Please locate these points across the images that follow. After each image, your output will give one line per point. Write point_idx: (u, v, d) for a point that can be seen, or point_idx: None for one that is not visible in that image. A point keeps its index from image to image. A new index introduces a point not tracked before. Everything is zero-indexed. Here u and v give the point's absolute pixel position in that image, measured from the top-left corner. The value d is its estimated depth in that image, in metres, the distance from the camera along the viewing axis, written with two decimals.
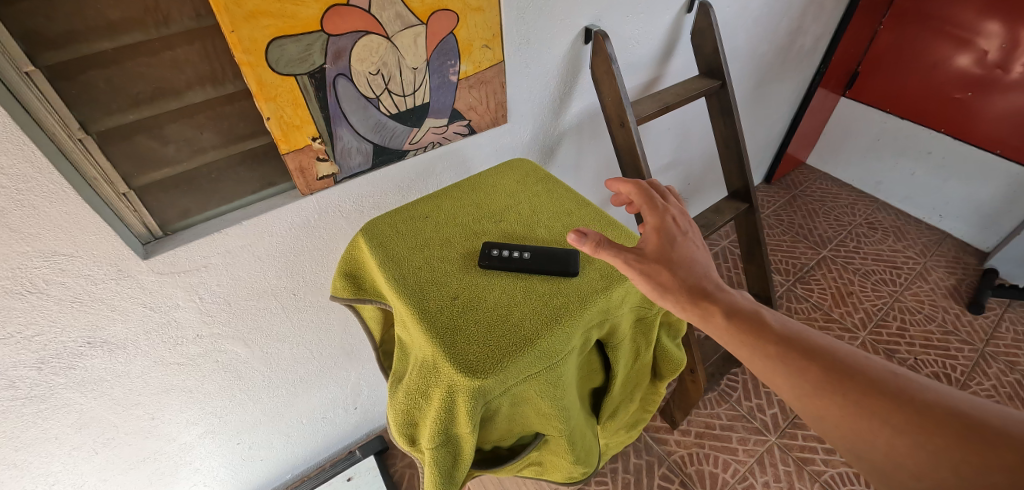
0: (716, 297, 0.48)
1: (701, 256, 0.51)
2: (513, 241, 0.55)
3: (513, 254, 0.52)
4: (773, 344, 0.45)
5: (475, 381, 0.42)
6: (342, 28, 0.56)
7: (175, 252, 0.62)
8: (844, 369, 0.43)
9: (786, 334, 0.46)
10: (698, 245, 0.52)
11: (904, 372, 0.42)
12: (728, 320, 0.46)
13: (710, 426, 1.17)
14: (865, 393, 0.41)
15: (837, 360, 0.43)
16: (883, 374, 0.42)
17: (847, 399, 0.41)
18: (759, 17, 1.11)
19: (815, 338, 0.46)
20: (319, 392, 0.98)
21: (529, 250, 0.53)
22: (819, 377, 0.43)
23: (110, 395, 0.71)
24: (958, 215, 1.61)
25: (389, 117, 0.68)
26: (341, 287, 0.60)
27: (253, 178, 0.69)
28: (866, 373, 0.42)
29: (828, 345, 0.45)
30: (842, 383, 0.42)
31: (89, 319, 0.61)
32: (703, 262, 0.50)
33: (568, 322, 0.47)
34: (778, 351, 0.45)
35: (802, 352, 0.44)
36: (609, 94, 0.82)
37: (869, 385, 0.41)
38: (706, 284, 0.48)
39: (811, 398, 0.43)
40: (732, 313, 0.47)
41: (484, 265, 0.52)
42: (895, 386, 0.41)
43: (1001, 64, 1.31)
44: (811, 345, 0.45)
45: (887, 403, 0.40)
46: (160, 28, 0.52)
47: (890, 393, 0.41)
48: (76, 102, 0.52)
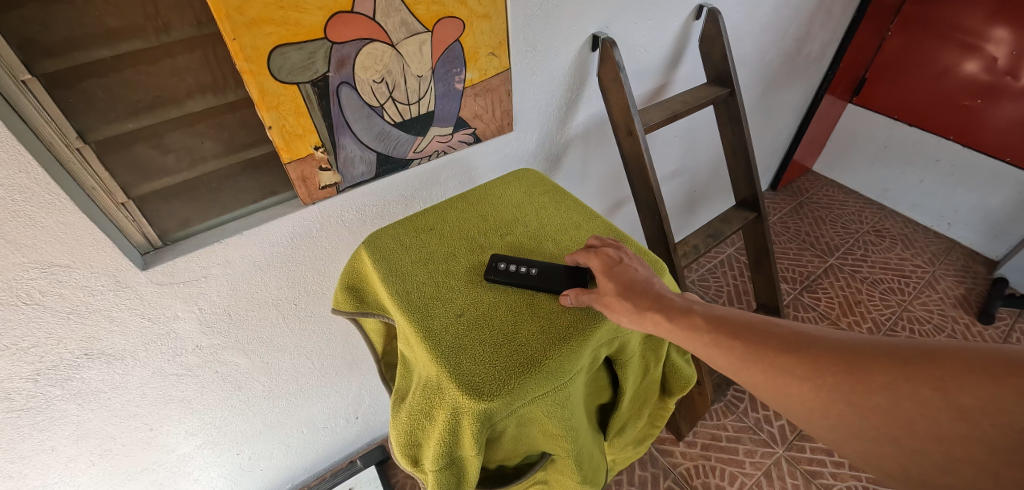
0: (661, 300, 0.46)
1: (647, 274, 0.49)
2: (518, 255, 0.54)
3: (519, 269, 0.51)
4: (717, 335, 0.44)
5: (481, 403, 0.41)
6: (346, 36, 0.55)
7: (174, 262, 0.61)
8: (782, 340, 0.42)
9: (723, 320, 0.45)
10: (642, 266, 0.50)
11: (834, 331, 0.42)
12: (676, 322, 0.45)
13: (716, 437, 1.15)
14: (804, 359, 0.40)
15: (775, 334, 0.43)
16: (815, 336, 0.42)
17: (792, 368, 0.40)
18: (768, 24, 1.10)
19: (751, 319, 0.45)
20: (320, 402, 0.96)
21: (536, 266, 0.51)
22: (761, 354, 0.42)
23: (107, 407, 0.69)
24: (967, 223, 1.59)
25: (393, 126, 0.66)
26: (344, 301, 0.58)
27: (255, 186, 0.67)
28: (802, 340, 0.42)
29: (765, 322, 0.45)
30: (782, 354, 0.41)
31: (86, 330, 0.60)
32: (644, 275, 0.48)
33: (577, 341, 0.45)
34: (723, 340, 0.44)
35: (742, 334, 0.44)
36: (616, 102, 0.81)
37: (807, 350, 0.41)
38: (648, 291, 0.46)
39: (761, 378, 0.42)
40: (674, 312, 0.45)
41: (491, 280, 0.51)
42: (829, 344, 0.41)
43: (1011, 71, 1.29)
44: (750, 326, 0.44)
45: (825, 363, 0.39)
46: (161, 36, 0.51)
47: (825, 352, 0.40)
48: (74, 111, 0.51)
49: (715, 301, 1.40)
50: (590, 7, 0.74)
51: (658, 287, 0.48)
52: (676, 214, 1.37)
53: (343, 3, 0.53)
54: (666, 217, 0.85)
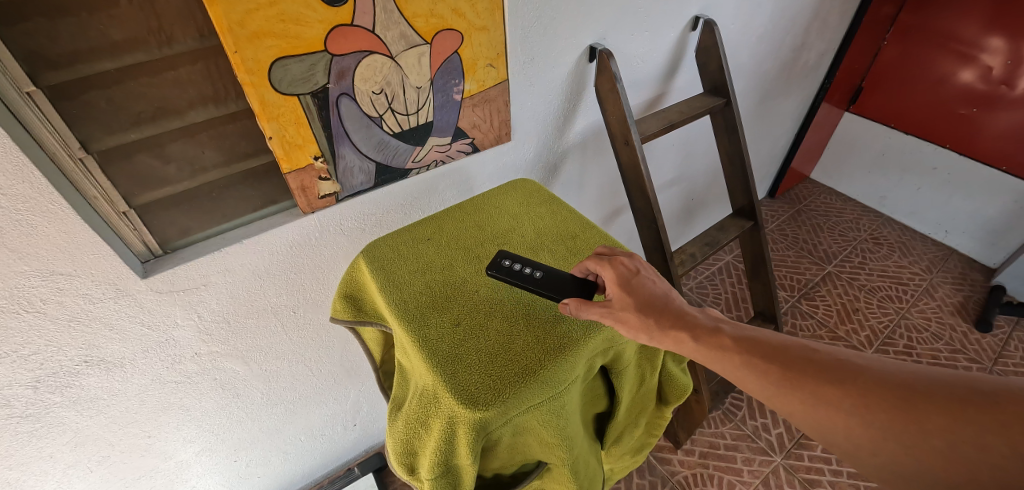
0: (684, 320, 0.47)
1: (665, 289, 0.49)
2: (515, 255, 0.54)
3: (523, 270, 0.51)
4: (749, 357, 0.44)
5: (476, 412, 0.41)
6: (346, 48, 0.56)
7: (174, 270, 0.62)
8: (826, 369, 0.42)
9: (759, 344, 0.45)
10: (661, 281, 0.50)
11: (881, 363, 0.42)
12: (702, 343, 0.45)
13: (714, 445, 1.15)
14: (851, 392, 0.40)
15: (815, 362, 0.43)
16: (860, 367, 0.42)
17: (837, 401, 0.40)
18: (763, 35, 1.11)
19: (787, 344, 0.45)
20: (319, 409, 0.96)
21: (542, 269, 0.52)
22: (802, 384, 0.42)
23: (106, 414, 0.70)
24: (964, 231, 1.60)
25: (392, 136, 0.67)
26: (341, 309, 0.59)
27: (255, 195, 0.68)
28: (846, 370, 0.42)
29: (804, 348, 0.45)
30: (827, 386, 0.41)
31: (86, 338, 0.60)
32: (664, 291, 0.48)
33: (572, 351, 0.46)
34: (759, 365, 0.44)
35: (781, 361, 0.44)
36: (613, 112, 0.82)
37: (853, 383, 0.41)
38: (666, 309, 0.47)
39: (801, 407, 0.42)
40: (702, 334, 0.46)
41: (491, 274, 0.52)
42: (878, 377, 0.40)
43: (1006, 80, 1.30)
44: (786, 351, 0.44)
45: (874, 397, 0.39)
46: (164, 48, 0.52)
47: (875, 386, 0.40)
48: (77, 121, 0.51)
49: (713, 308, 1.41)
50: (587, 20, 0.75)
51: (678, 306, 0.48)
52: (673, 222, 1.38)
53: (343, 17, 0.54)
54: (663, 226, 0.86)
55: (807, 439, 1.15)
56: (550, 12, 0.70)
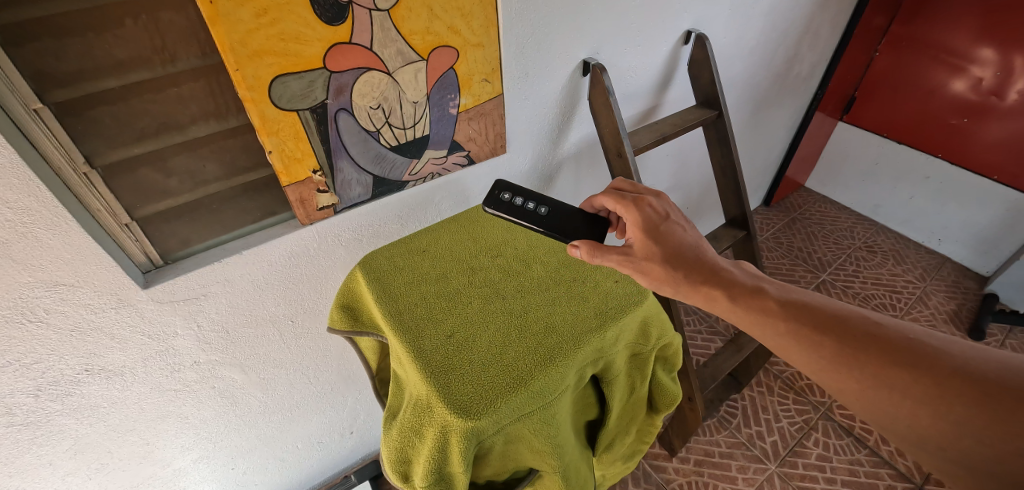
0: (718, 277, 0.51)
1: (692, 237, 0.54)
2: (513, 186, 0.62)
3: (527, 206, 0.59)
4: (799, 327, 0.47)
5: (468, 422, 0.42)
6: (344, 65, 0.58)
7: (174, 281, 0.63)
8: (892, 350, 0.43)
9: (815, 314, 0.47)
10: (688, 229, 0.55)
11: (957, 348, 0.42)
12: (740, 304, 0.50)
13: (709, 453, 1.16)
14: (922, 379, 0.41)
15: (880, 340, 0.44)
16: (928, 350, 0.42)
17: (904, 387, 0.41)
18: (755, 48, 1.13)
19: (848, 316, 0.46)
20: (316, 416, 0.97)
21: (545, 205, 0.60)
22: (863, 365, 0.43)
23: (105, 421, 0.70)
24: (957, 240, 1.62)
25: (389, 149, 0.69)
26: (338, 319, 0.60)
27: (254, 207, 0.69)
28: (916, 354, 0.42)
29: (868, 323, 0.45)
30: (892, 369, 0.42)
31: (88, 347, 0.62)
32: (692, 239, 0.54)
33: (562, 361, 0.47)
34: (811, 337, 0.46)
35: (836, 333, 0.45)
36: (606, 125, 0.84)
37: (924, 368, 0.41)
38: (693, 258, 0.52)
39: (857, 387, 0.43)
40: (743, 296, 0.50)
41: (489, 206, 0.60)
42: (951, 365, 0.41)
43: (996, 91, 1.33)
44: (845, 324, 0.46)
45: (946, 387, 0.40)
46: (167, 66, 0.54)
47: (950, 375, 0.40)
48: (82, 136, 0.53)
49: (708, 316, 1.42)
50: (580, 35, 0.77)
51: (708, 256, 0.53)
52: None
53: (342, 35, 0.56)
54: None
55: (801, 446, 1.16)
56: (544, 29, 0.72)
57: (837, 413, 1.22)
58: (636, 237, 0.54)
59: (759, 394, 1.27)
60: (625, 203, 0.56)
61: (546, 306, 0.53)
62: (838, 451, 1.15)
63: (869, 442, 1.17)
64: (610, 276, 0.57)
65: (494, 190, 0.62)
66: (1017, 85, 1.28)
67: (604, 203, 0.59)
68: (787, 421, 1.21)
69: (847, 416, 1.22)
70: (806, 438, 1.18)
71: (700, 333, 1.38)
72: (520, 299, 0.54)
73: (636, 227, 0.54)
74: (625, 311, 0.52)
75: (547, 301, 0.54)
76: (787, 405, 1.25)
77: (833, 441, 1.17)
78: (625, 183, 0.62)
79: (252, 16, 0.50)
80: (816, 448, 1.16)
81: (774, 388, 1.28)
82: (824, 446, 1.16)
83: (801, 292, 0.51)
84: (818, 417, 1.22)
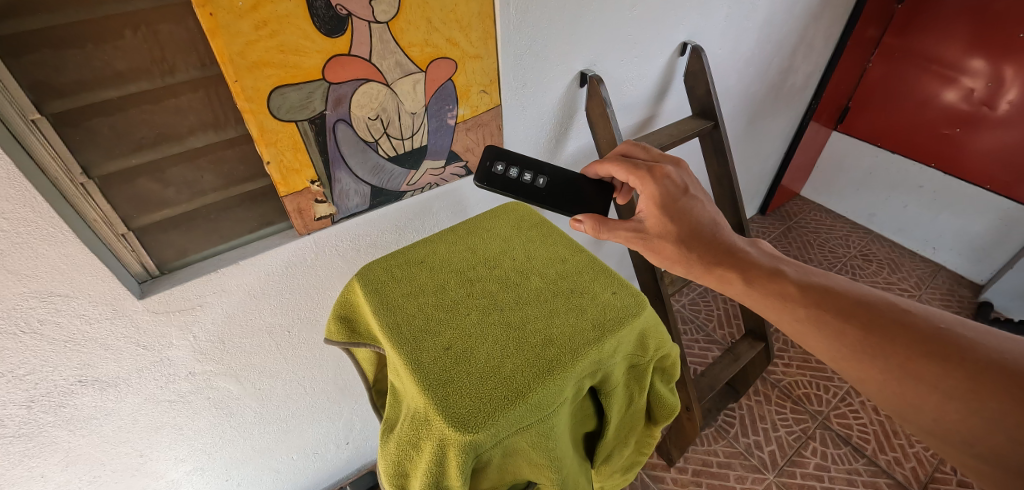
0: (733, 257, 0.54)
1: (707, 213, 0.57)
2: (503, 154, 0.64)
3: (527, 179, 0.63)
4: (820, 312, 0.48)
5: (466, 435, 0.42)
6: (343, 77, 0.58)
7: (170, 291, 0.63)
8: (920, 340, 0.43)
9: (839, 300, 0.48)
10: (704, 203, 0.57)
11: (995, 340, 0.41)
12: (755, 285, 0.52)
13: (707, 463, 1.15)
14: (953, 372, 0.40)
15: (908, 328, 0.44)
16: (961, 343, 0.41)
17: (933, 380, 0.41)
18: (750, 59, 1.15)
19: (874, 303, 0.47)
20: (311, 427, 0.96)
21: (543, 176, 0.63)
22: (887, 354, 0.44)
23: (99, 433, 0.70)
24: (951, 248, 1.63)
25: (387, 159, 0.69)
26: (336, 331, 0.60)
27: (252, 217, 0.69)
28: (946, 345, 0.42)
29: (897, 311, 0.45)
30: (920, 361, 0.42)
31: (82, 358, 0.61)
32: (707, 216, 0.56)
33: (560, 374, 0.47)
34: (833, 324, 0.47)
35: (861, 319, 0.46)
36: (604, 135, 0.85)
37: (955, 360, 0.41)
38: (706, 235, 0.56)
39: (880, 377, 0.44)
40: (760, 279, 0.52)
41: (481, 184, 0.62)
42: (987, 358, 0.40)
43: (987, 101, 1.34)
44: (874, 311, 0.46)
45: (979, 380, 0.39)
46: (166, 77, 0.54)
47: (984, 369, 0.39)
48: (80, 147, 0.53)
49: (705, 325, 1.42)
50: (578, 47, 0.78)
51: (722, 234, 0.56)
52: None
53: (341, 47, 0.56)
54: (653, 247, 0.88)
55: (799, 456, 1.16)
56: (542, 41, 0.73)
57: (834, 422, 1.22)
58: (652, 212, 0.57)
59: (756, 403, 1.27)
60: (642, 174, 0.58)
61: (544, 318, 0.53)
62: (836, 460, 1.15)
63: (867, 451, 1.17)
64: (608, 287, 0.57)
65: (486, 162, 0.63)
66: (1009, 95, 1.29)
67: (618, 172, 0.60)
68: (785, 430, 1.21)
69: (844, 425, 1.22)
70: (804, 447, 1.18)
71: (698, 342, 1.38)
72: (519, 311, 0.54)
73: (653, 202, 0.57)
74: (622, 322, 0.52)
75: (545, 313, 0.54)
76: (784, 414, 1.25)
77: (831, 450, 1.17)
78: (640, 149, 0.63)
79: (252, 28, 0.50)
80: (814, 458, 1.16)
81: (771, 397, 1.28)
82: (822, 455, 1.16)
83: (824, 276, 0.52)
84: (816, 426, 1.22)
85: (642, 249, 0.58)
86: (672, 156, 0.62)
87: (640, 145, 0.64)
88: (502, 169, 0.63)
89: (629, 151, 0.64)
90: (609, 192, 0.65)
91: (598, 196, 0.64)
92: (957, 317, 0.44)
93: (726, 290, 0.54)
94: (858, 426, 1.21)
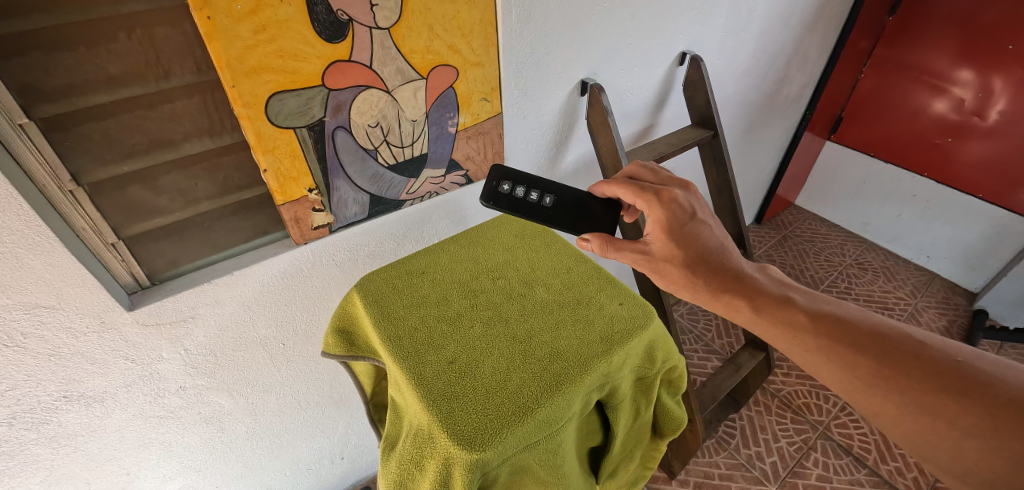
0: (742, 285, 0.53)
1: (715, 238, 0.56)
2: (511, 172, 0.62)
3: (535, 199, 0.61)
4: (832, 344, 0.47)
5: (472, 454, 0.40)
6: (343, 83, 0.57)
7: (161, 302, 0.61)
8: (937, 375, 0.42)
9: (852, 331, 0.47)
10: (712, 228, 0.56)
11: (1016, 376, 0.40)
12: (764, 314, 0.51)
13: (708, 475, 1.14)
14: (972, 408, 0.40)
15: (924, 361, 0.43)
16: (980, 379, 0.41)
17: (951, 417, 0.40)
18: (747, 69, 1.15)
19: (887, 334, 0.46)
20: (305, 443, 0.93)
21: (550, 195, 0.62)
22: (902, 389, 0.43)
23: (83, 451, 0.67)
24: (945, 256, 1.64)
25: (386, 168, 0.68)
26: (334, 344, 0.58)
27: (246, 226, 0.68)
28: (963, 379, 0.41)
29: (912, 343, 0.45)
30: (936, 395, 0.41)
31: (67, 373, 0.58)
32: (716, 242, 0.55)
33: (569, 388, 0.45)
34: (847, 356, 0.46)
35: (874, 350, 0.45)
36: (605, 144, 0.84)
37: (975, 397, 0.40)
38: (713, 261, 0.55)
39: (895, 411, 0.43)
40: (769, 307, 0.51)
41: (488, 204, 0.60)
42: (1008, 395, 0.39)
43: (978, 111, 1.36)
44: (889, 343, 0.45)
45: (999, 418, 0.38)
46: (160, 82, 0.52)
47: (1004, 406, 0.39)
48: (70, 153, 0.51)
49: (703, 335, 1.42)
50: (579, 56, 0.78)
51: (730, 261, 0.55)
52: None
53: (342, 53, 0.55)
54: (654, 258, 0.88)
55: (801, 467, 1.15)
56: (544, 48, 0.72)
57: (835, 432, 1.21)
58: (659, 236, 0.56)
59: (756, 413, 1.26)
60: (649, 197, 0.56)
61: (550, 331, 0.52)
62: (838, 471, 1.14)
63: (868, 461, 1.16)
64: (614, 298, 0.56)
65: (493, 181, 0.61)
66: (998, 105, 1.31)
67: (624, 194, 0.59)
68: (786, 440, 1.20)
69: (844, 435, 1.21)
70: (806, 458, 1.17)
71: (697, 351, 1.37)
72: (523, 322, 0.53)
73: (660, 227, 0.55)
74: (631, 335, 0.51)
75: (551, 325, 0.52)
76: (785, 424, 1.24)
77: (832, 461, 1.16)
78: (647, 171, 0.61)
79: (251, 33, 0.49)
80: (816, 469, 1.14)
81: (771, 407, 1.28)
82: (824, 466, 1.15)
83: (834, 305, 0.51)
84: (816, 436, 1.21)
85: (647, 270, 0.58)
86: (680, 178, 0.60)
87: (647, 166, 0.62)
88: (508, 188, 0.61)
89: (636, 172, 0.62)
90: (618, 211, 0.63)
91: (606, 214, 0.62)
92: (975, 351, 0.43)
93: (734, 316, 0.54)
94: (858, 436, 1.20)
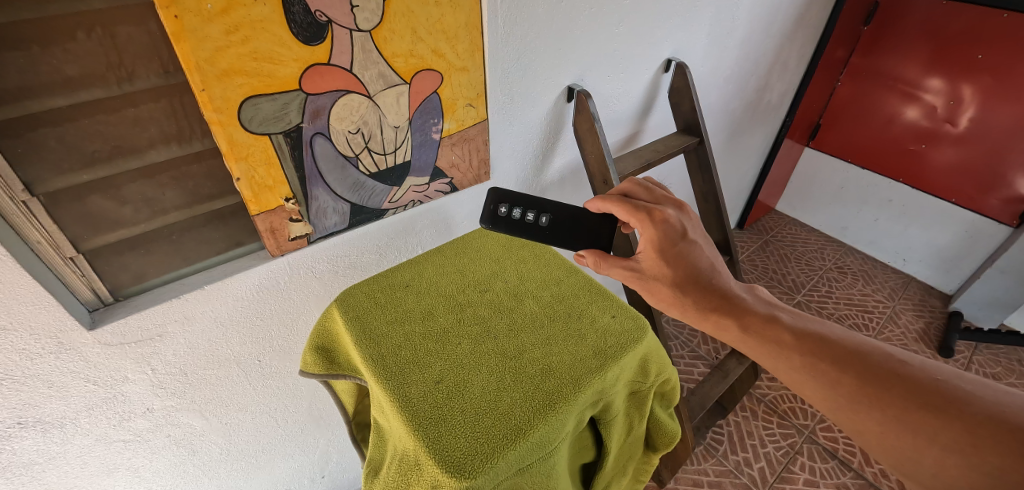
0: (729, 301, 0.52)
1: (705, 258, 0.54)
2: (510, 195, 0.60)
3: (531, 220, 0.59)
4: (816, 362, 0.46)
5: (463, 481, 0.38)
6: (322, 87, 0.54)
7: (126, 320, 0.57)
8: (917, 393, 0.41)
9: (833, 348, 0.46)
10: (703, 246, 0.55)
11: (995, 395, 0.40)
12: (751, 332, 0.50)
13: (698, 483, 1.13)
14: (951, 425, 0.39)
15: (904, 379, 0.43)
16: (962, 396, 0.40)
17: (932, 433, 0.39)
18: (730, 76, 1.16)
19: (869, 353, 0.45)
20: (284, 462, 0.89)
21: (546, 214, 0.59)
22: (885, 406, 0.42)
23: (40, 479, 0.62)
24: (921, 260, 1.68)
25: (368, 176, 0.65)
26: (312, 363, 0.55)
27: (218, 237, 0.64)
28: (943, 397, 0.41)
29: (892, 362, 0.44)
30: (918, 412, 0.41)
31: (20, 398, 0.54)
32: (705, 261, 0.54)
33: (562, 407, 0.44)
34: (830, 373, 0.45)
35: (853, 366, 0.44)
36: (592, 151, 0.83)
37: (954, 413, 0.39)
38: (703, 281, 0.53)
39: (877, 429, 0.42)
40: (756, 325, 0.50)
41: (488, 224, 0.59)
42: (985, 412, 0.39)
43: (949, 119, 1.39)
44: (870, 361, 0.45)
45: (978, 434, 0.38)
46: (123, 85, 0.49)
47: (983, 422, 0.38)
48: (22, 161, 0.47)
49: (689, 341, 1.42)
50: (566, 62, 0.76)
51: (719, 280, 0.54)
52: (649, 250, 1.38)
53: (320, 56, 0.52)
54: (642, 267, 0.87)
55: (788, 472, 1.15)
56: (529, 55, 0.71)
57: (820, 436, 1.22)
58: (650, 256, 0.54)
59: (743, 419, 1.26)
60: (642, 217, 0.55)
61: (541, 346, 0.50)
62: (824, 475, 1.14)
63: (854, 464, 1.16)
64: (607, 309, 0.54)
65: (489, 204, 0.59)
66: (968, 113, 1.34)
67: (617, 211, 0.56)
68: (773, 445, 1.21)
69: (830, 439, 1.21)
70: (793, 463, 1.17)
71: (684, 357, 1.37)
72: (513, 339, 0.51)
73: (651, 245, 0.54)
74: (624, 348, 0.49)
75: (542, 340, 0.51)
76: (771, 429, 1.24)
77: (819, 465, 1.16)
78: (642, 188, 0.60)
79: (222, 33, 0.46)
80: (803, 473, 1.15)
81: (757, 413, 1.28)
82: (811, 470, 1.15)
83: (820, 324, 0.50)
84: (802, 440, 1.21)
85: (639, 288, 0.56)
86: (675, 198, 0.59)
87: (642, 184, 0.60)
88: (505, 211, 0.60)
89: (631, 190, 0.60)
90: (615, 225, 0.61)
91: (603, 225, 0.60)
92: (954, 370, 0.43)
93: (721, 335, 0.52)
94: (843, 440, 1.21)
